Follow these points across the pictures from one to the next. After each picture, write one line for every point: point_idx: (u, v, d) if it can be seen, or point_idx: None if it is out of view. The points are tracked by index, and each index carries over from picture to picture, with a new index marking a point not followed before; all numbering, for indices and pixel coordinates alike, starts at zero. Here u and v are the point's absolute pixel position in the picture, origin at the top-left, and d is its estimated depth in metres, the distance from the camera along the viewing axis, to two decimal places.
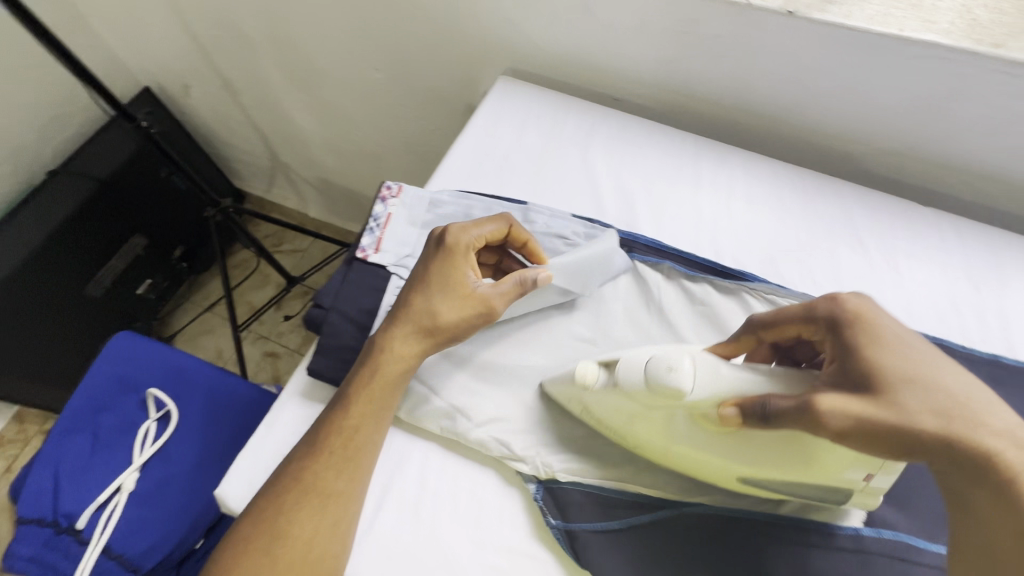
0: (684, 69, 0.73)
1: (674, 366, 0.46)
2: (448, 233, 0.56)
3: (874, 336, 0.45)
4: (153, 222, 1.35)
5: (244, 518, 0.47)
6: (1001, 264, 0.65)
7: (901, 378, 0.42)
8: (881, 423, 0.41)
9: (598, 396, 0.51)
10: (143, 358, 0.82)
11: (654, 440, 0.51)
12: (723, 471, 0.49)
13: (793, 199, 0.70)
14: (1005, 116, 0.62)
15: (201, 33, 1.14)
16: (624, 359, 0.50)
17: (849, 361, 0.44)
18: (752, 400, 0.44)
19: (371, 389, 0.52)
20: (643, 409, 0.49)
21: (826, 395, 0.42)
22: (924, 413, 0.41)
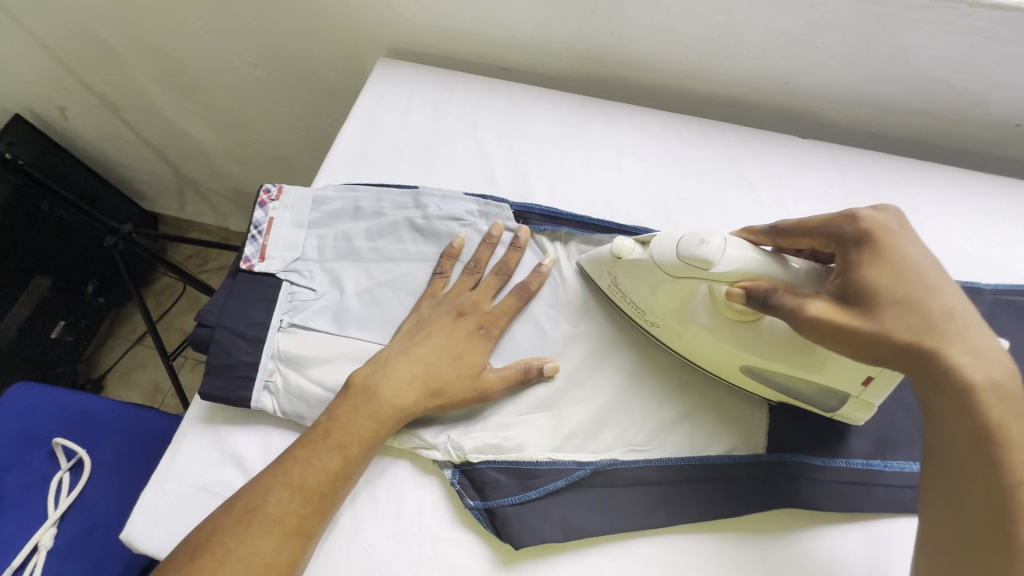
0: (560, 31, 0.72)
1: (705, 240, 0.48)
2: (483, 319, 0.57)
3: (890, 252, 0.45)
4: (54, 260, 1.25)
5: (207, 553, 0.44)
6: (875, 184, 0.68)
7: (889, 297, 0.43)
8: (867, 338, 0.42)
9: (631, 270, 0.55)
10: (43, 409, 0.78)
11: (669, 323, 0.55)
12: (727, 359, 0.53)
13: (682, 148, 0.71)
14: (861, 42, 0.64)
15: (62, 49, 1.04)
16: (661, 239, 0.52)
17: (855, 273, 0.45)
18: (761, 284, 0.48)
19: (361, 444, 0.50)
20: (670, 282, 0.52)
21: (817, 302, 0.44)
22: (900, 328, 0.41)
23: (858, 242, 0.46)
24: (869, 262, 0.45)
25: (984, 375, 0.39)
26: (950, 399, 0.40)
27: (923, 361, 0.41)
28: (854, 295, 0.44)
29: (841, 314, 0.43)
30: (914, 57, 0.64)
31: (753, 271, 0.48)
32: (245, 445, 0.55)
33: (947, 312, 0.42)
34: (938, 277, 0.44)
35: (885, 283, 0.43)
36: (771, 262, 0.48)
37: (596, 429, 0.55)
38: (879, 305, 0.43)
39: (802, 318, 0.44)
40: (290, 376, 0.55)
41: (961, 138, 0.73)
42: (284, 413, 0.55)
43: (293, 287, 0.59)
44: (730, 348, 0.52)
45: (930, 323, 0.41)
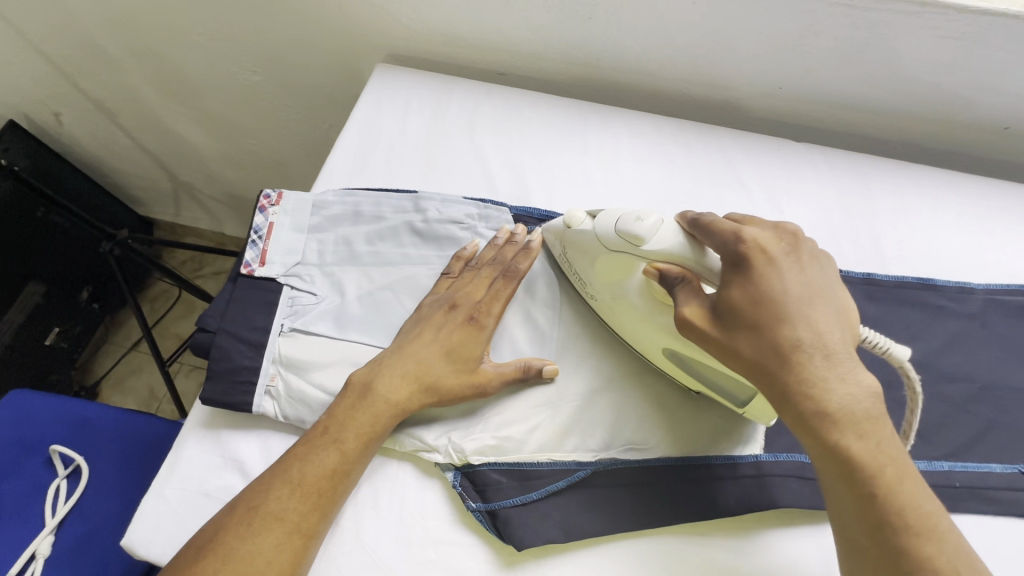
0: (557, 36, 0.73)
1: (641, 219, 0.50)
2: (478, 308, 0.57)
3: (755, 275, 0.44)
4: (48, 266, 1.25)
5: (211, 552, 0.44)
6: (869, 186, 0.69)
7: (744, 318, 0.43)
8: (720, 353, 0.44)
9: (577, 240, 0.57)
10: (40, 417, 0.78)
11: (604, 295, 0.56)
12: (651, 340, 0.54)
13: (678, 151, 0.72)
14: (852, 47, 0.65)
15: (59, 55, 1.04)
16: (606, 219, 0.54)
17: (725, 288, 0.45)
18: (675, 268, 0.49)
19: (358, 441, 0.50)
20: (608, 253, 0.54)
21: (690, 305, 0.46)
22: (749, 350, 0.43)
23: (731, 259, 0.46)
24: (736, 281, 0.45)
25: (817, 406, 0.40)
26: (797, 425, 0.42)
27: (768, 383, 0.42)
28: (720, 309, 0.45)
29: (705, 322, 0.45)
30: (905, 62, 0.65)
31: (676, 256, 0.49)
32: (246, 450, 0.55)
33: (796, 340, 0.41)
34: (798, 303, 0.43)
35: (743, 305, 0.44)
36: (692, 249, 0.49)
37: (595, 428, 0.55)
38: (734, 324, 0.44)
39: (675, 318, 0.46)
40: (291, 380, 0.56)
41: (953, 141, 0.74)
42: (285, 417, 0.55)
43: (294, 292, 0.59)
44: (654, 328, 0.53)
45: (773, 351, 0.42)
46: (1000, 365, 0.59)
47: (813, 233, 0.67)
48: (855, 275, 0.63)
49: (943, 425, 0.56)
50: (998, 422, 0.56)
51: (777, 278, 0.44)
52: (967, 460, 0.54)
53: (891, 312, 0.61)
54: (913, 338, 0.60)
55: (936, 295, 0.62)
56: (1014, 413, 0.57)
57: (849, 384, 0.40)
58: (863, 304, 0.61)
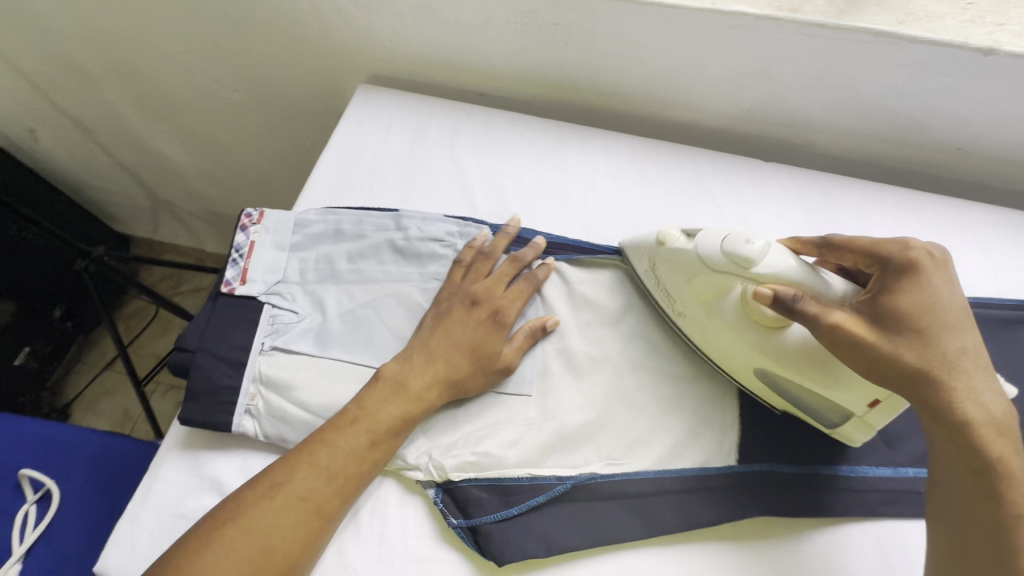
0: (534, 59, 0.75)
1: (751, 241, 0.51)
2: (496, 304, 0.60)
3: (930, 287, 0.49)
4: (19, 284, 1.22)
5: (233, 524, 0.46)
6: (833, 203, 0.72)
7: (907, 325, 0.48)
8: (878, 356, 0.47)
9: (671, 259, 0.57)
10: (9, 440, 0.76)
11: (696, 312, 0.57)
12: (743, 360, 0.55)
13: (652, 170, 0.74)
14: (814, 73, 0.69)
15: (35, 72, 1.03)
16: (705, 231, 0.55)
17: (888, 296, 0.49)
18: (790, 289, 0.50)
19: (387, 430, 0.53)
20: (708, 274, 0.54)
21: (841, 313, 0.49)
22: (914, 355, 0.47)
23: (899, 270, 0.50)
24: (906, 291, 0.49)
25: (983, 413, 0.46)
26: (954, 435, 0.46)
27: (932, 387, 0.46)
28: (883, 318, 0.48)
29: (861, 329, 0.48)
30: (863, 87, 0.69)
31: (791, 278, 0.50)
32: (224, 470, 0.55)
33: (958, 352, 0.47)
34: (958, 318, 0.49)
35: (912, 313, 0.48)
36: (807, 272, 0.51)
37: (574, 443, 0.56)
38: (900, 332, 0.47)
39: (825, 325, 0.48)
40: (272, 399, 0.55)
41: (909, 160, 0.78)
42: (265, 437, 0.55)
43: (274, 310, 0.60)
44: (749, 350, 0.54)
45: (937, 360, 0.47)
46: None
47: None
48: None
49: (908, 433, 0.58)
50: None
51: (941, 290, 0.49)
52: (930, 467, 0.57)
53: None
54: None
55: None
56: None
57: (996, 394, 0.47)
58: None
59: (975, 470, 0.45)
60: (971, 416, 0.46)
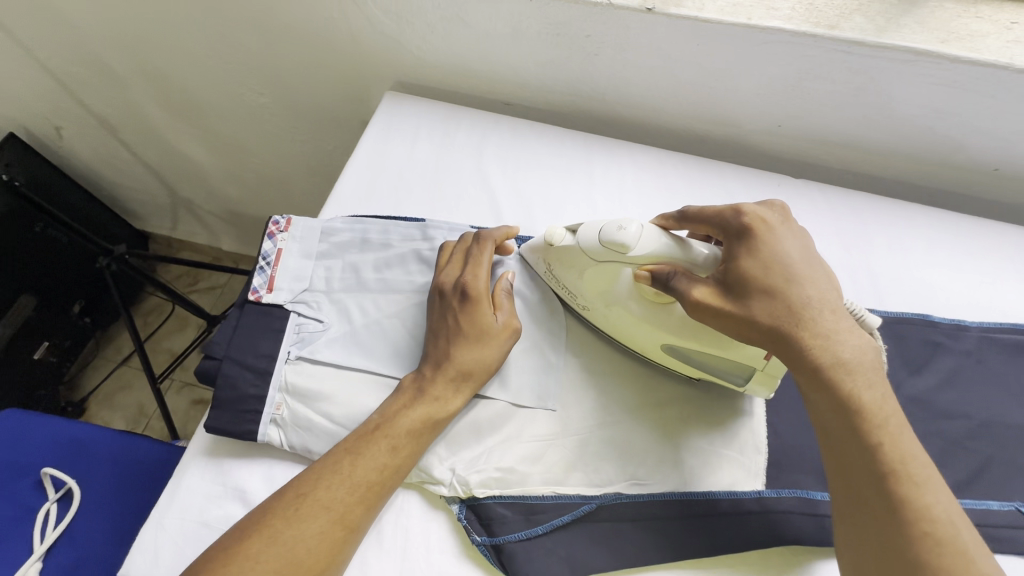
0: (564, 70, 0.75)
1: (623, 227, 0.52)
2: (468, 283, 0.57)
3: (766, 244, 0.49)
4: (42, 280, 1.23)
5: (256, 535, 0.45)
6: (866, 222, 0.71)
7: (756, 284, 0.48)
8: (736, 322, 0.47)
9: (561, 254, 0.58)
10: (33, 436, 0.77)
11: (597, 301, 0.58)
12: (650, 339, 0.56)
13: (680, 185, 0.73)
14: (848, 91, 0.68)
15: (63, 72, 1.05)
16: (586, 224, 0.56)
17: (734, 262, 0.49)
18: (665, 267, 0.52)
19: (408, 434, 0.52)
20: (595, 266, 0.55)
21: (700, 287, 0.49)
22: (764, 313, 0.47)
23: (739, 235, 0.51)
24: (747, 253, 0.49)
25: (832, 355, 0.45)
26: (815, 382, 0.46)
27: (785, 342, 0.46)
28: (730, 282, 0.49)
29: (718, 298, 0.48)
30: (899, 106, 0.68)
31: (662, 256, 0.52)
32: (248, 478, 0.55)
33: (805, 301, 0.47)
34: (801, 267, 0.49)
35: (755, 272, 0.48)
36: (677, 247, 0.52)
37: (597, 462, 0.55)
38: (748, 292, 0.48)
39: (689, 302, 0.49)
40: (297, 409, 0.55)
41: (945, 180, 0.76)
42: (290, 446, 0.55)
43: (300, 318, 0.59)
44: (651, 328, 0.55)
45: (789, 312, 0.47)
46: (996, 404, 0.60)
47: None
48: None
49: (943, 463, 0.56)
50: (996, 460, 0.57)
51: (778, 245, 0.50)
52: (967, 498, 0.55)
53: (893, 348, 0.62)
54: (910, 372, 0.61)
55: (935, 332, 0.63)
56: (1012, 451, 0.58)
57: (852, 335, 0.46)
58: None
59: (840, 413, 0.45)
60: (822, 361, 0.45)
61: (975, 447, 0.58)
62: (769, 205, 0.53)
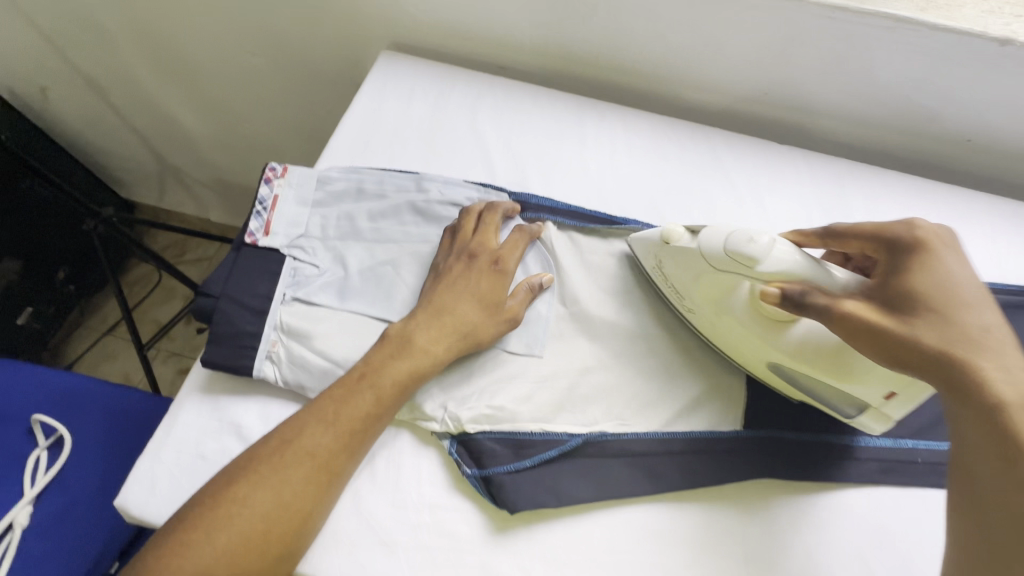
0: (558, 32, 0.76)
1: (754, 239, 0.50)
2: (500, 254, 0.60)
3: (937, 264, 0.47)
4: (26, 243, 1.22)
5: (244, 479, 0.48)
6: (845, 188, 0.74)
7: (928, 308, 0.45)
8: (897, 344, 0.44)
9: (679, 258, 0.57)
10: (24, 386, 0.77)
11: (707, 309, 0.58)
12: (756, 356, 0.56)
13: (669, 148, 0.75)
14: (831, 58, 0.70)
15: (52, 28, 1.04)
16: (709, 230, 0.54)
17: (897, 280, 0.47)
18: (797, 285, 0.49)
19: (393, 388, 0.53)
20: (712, 273, 0.55)
21: (850, 302, 0.47)
22: (935, 336, 0.43)
23: (905, 253, 0.49)
24: (916, 270, 0.47)
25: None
26: (977, 413, 0.40)
27: (951, 368, 0.42)
28: (891, 300, 0.46)
29: (878, 317, 0.46)
30: (880, 74, 0.70)
31: (797, 275, 0.50)
32: (244, 415, 0.56)
33: (983, 329, 0.43)
34: (979, 295, 0.45)
35: (925, 293, 0.45)
36: (811, 265, 0.50)
37: (584, 404, 0.57)
38: (916, 314, 0.45)
39: (835, 316, 0.47)
40: (293, 347, 0.57)
41: (922, 151, 0.79)
42: (285, 383, 0.56)
43: (296, 263, 0.60)
44: (761, 344, 0.54)
45: (962, 335, 0.43)
46: None
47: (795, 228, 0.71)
48: None
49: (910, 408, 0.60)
50: None
51: (949, 268, 0.47)
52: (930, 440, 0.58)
53: None
54: None
55: None
56: None
57: None
58: None
59: (998, 451, 0.39)
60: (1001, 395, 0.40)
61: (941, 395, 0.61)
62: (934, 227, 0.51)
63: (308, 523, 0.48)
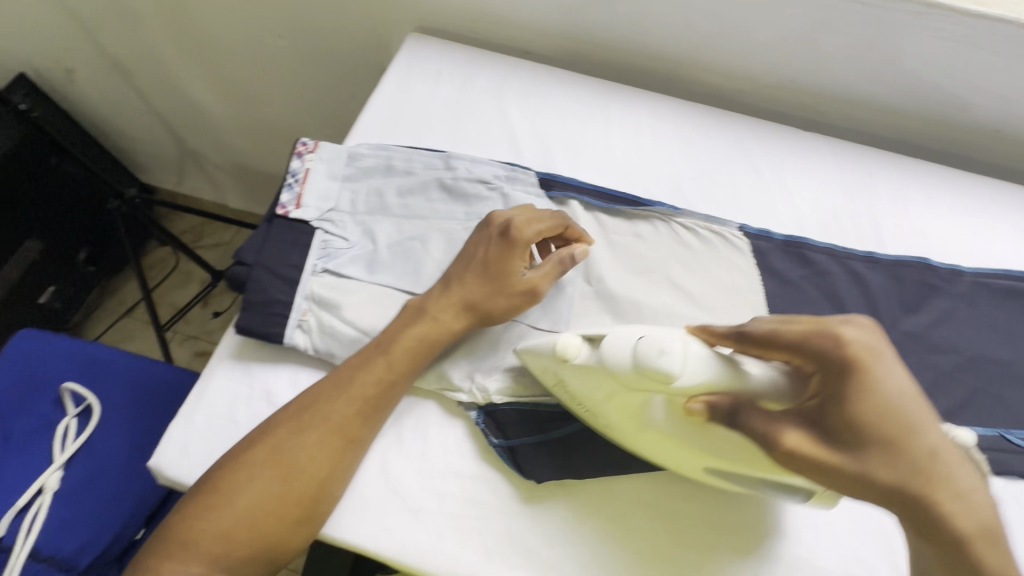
0: (584, 16, 0.76)
1: (666, 350, 0.42)
2: (512, 226, 0.57)
3: (872, 386, 0.40)
4: (52, 223, 1.24)
5: (264, 442, 0.49)
6: (870, 175, 0.74)
7: (884, 441, 0.40)
8: (852, 482, 0.40)
9: (580, 372, 0.49)
10: (53, 356, 0.79)
11: (626, 422, 0.49)
12: (687, 460, 0.50)
13: (695, 133, 0.75)
14: (860, 45, 0.70)
15: (81, 9, 1.05)
16: (612, 338, 0.47)
17: (837, 405, 0.41)
18: (724, 399, 0.43)
19: (405, 358, 0.54)
20: (624, 390, 0.46)
21: (791, 434, 0.41)
22: (893, 472, 0.40)
23: (841, 371, 0.41)
24: (857, 399, 0.40)
25: (974, 521, 0.39)
26: (943, 546, 0.40)
27: (910, 503, 0.40)
28: (833, 428, 0.41)
29: (822, 449, 0.41)
30: (909, 61, 0.70)
31: (719, 386, 0.43)
32: (275, 382, 0.57)
33: (935, 456, 0.40)
34: (919, 413, 0.41)
35: (873, 421, 0.40)
36: (736, 374, 0.43)
37: None
38: (864, 449, 0.40)
39: (780, 450, 0.41)
40: (324, 317, 0.58)
41: (947, 140, 0.79)
42: (315, 351, 0.57)
43: (326, 236, 0.61)
44: (694, 453, 0.47)
45: (916, 473, 0.40)
46: (985, 342, 0.64)
47: (819, 214, 0.71)
48: (858, 252, 0.67)
49: (933, 392, 0.60)
50: (982, 392, 0.61)
51: (888, 381, 0.41)
52: (953, 424, 0.59)
53: (892, 287, 0.65)
54: (906, 311, 0.64)
55: (932, 275, 0.66)
56: (996, 385, 0.61)
57: (980, 493, 0.40)
58: (865, 279, 0.65)
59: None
60: (965, 529, 0.39)
61: (965, 381, 0.61)
62: (858, 322, 0.44)
63: (326, 486, 0.49)
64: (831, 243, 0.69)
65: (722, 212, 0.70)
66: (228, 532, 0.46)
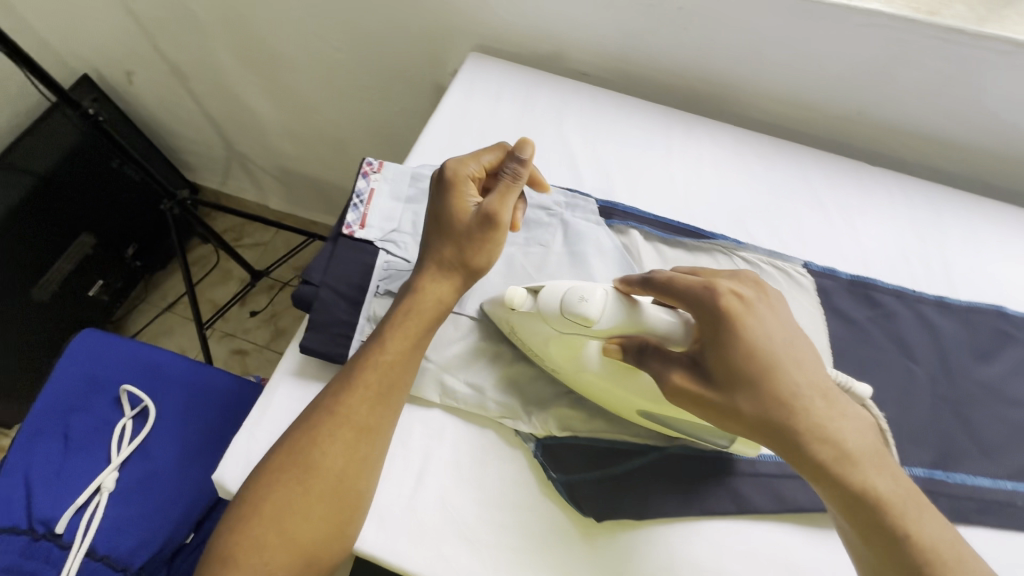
0: (647, 42, 0.76)
1: (586, 298, 0.49)
2: (447, 167, 0.56)
3: (738, 335, 0.44)
4: (104, 219, 1.27)
5: (282, 446, 0.49)
6: (941, 215, 0.71)
7: (749, 380, 0.43)
8: (720, 416, 0.44)
9: (522, 319, 0.54)
10: (110, 357, 0.81)
11: (564, 365, 0.54)
12: (623, 404, 0.54)
13: (756, 164, 0.74)
14: (937, 80, 0.68)
15: (147, 17, 1.09)
16: (548, 287, 0.52)
17: (713, 348, 0.44)
18: (634, 340, 0.49)
19: (406, 346, 0.53)
20: (558, 334, 0.52)
21: (673, 374, 0.45)
22: (758, 409, 0.43)
23: (711, 319, 0.45)
24: (729, 345, 0.44)
25: (833, 449, 0.43)
26: (816, 472, 0.43)
27: (776, 435, 0.43)
28: (712, 371, 0.44)
29: (699, 385, 0.44)
30: (989, 99, 0.68)
31: (625, 327, 0.49)
32: None
33: (800, 392, 0.43)
34: (784, 354, 0.44)
35: (738, 364, 0.43)
36: (638, 316, 0.48)
37: None
38: (732, 387, 0.43)
39: (667, 386, 0.45)
40: None
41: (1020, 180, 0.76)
42: None
43: (389, 257, 0.62)
44: (624, 394, 0.52)
45: (780, 405, 0.43)
46: None
47: (886, 253, 0.69)
48: (928, 295, 0.65)
49: (1007, 446, 0.58)
50: None
51: (754, 324, 0.44)
52: None
53: (964, 334, 0.63)
54: (978, 360, 0.62)
55: (1006, 322, 0.64)
56: None
57: (848, 420, 0.44)
58: (935, 323, 0.63)
59: (845, 504, 0.43)
60: (824, 457, 0.42)
61: None
62: (740, 277, 0.48)
63: (349, 483, 0.48)
64: (898, 283, 0.67)
65: (786, 248, 0.68)
66: (260, 541, 0.45)
